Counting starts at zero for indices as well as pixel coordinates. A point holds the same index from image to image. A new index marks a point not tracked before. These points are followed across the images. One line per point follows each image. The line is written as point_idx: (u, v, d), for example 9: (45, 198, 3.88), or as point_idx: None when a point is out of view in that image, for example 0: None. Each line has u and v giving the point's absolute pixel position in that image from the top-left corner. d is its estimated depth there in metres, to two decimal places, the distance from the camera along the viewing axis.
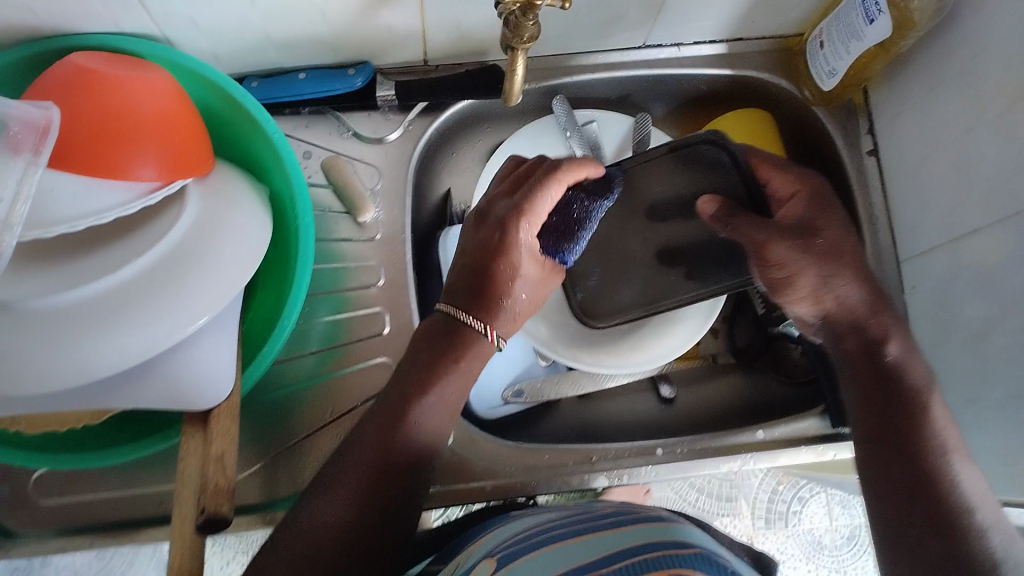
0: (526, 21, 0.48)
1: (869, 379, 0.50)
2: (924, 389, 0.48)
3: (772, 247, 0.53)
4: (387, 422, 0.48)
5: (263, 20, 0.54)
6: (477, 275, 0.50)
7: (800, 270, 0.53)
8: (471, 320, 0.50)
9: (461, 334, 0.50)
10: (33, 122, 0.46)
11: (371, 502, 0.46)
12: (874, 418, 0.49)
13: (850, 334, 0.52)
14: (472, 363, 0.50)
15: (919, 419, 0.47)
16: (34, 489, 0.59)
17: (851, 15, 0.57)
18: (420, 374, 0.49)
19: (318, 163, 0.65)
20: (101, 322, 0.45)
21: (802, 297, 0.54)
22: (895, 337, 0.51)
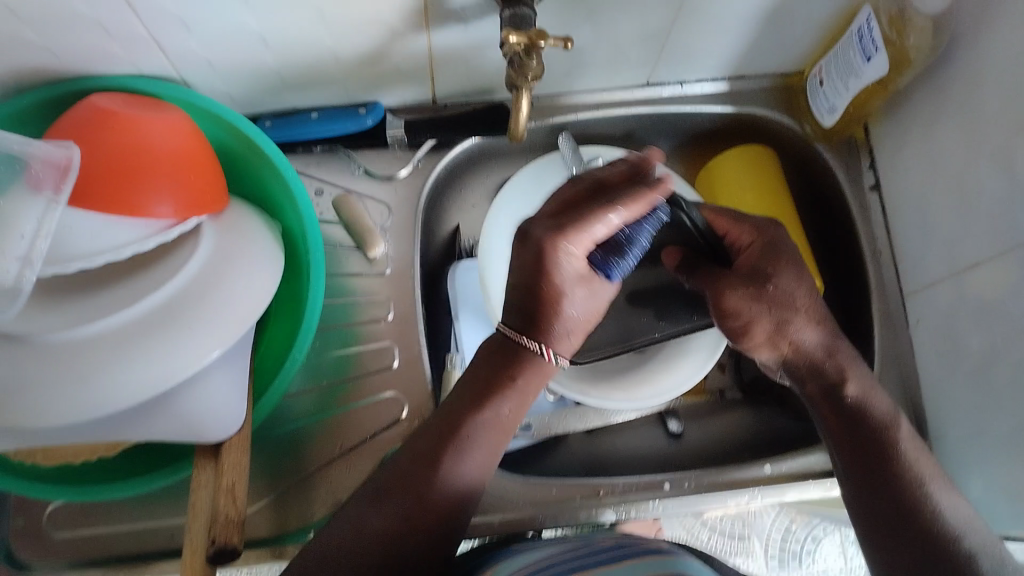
0: (530, 60, 0.50)
1: (838, 420, 0.52)
2: (890, 423, 0.51)
3: (726, 296, 0.53)
4: (434, 448, 0.48)
5: (276, 62, 0.55)
6: (527, 296, 0.47)
7: (757, 318, 0.52)
8: (528, 341, 0.48)
9: (517, 355, 0.49)
10: (53, 161, 0.47)
11: (415, 526, 0.46)
12: (854, 451, 0.51)
13: (808, 378, 0.53)
14: (528, 385, 0.50)
15: (897, 452, 0.50)
16: (49, 523, 0.60)
17: (849, 53, 0.59)
18: (472, 395, 0.49)
19: (330, 200, 0.66)
20: (117, 356, 0.46)
21: (759, 344, 0.54)
22: (852, 376, 0.52)
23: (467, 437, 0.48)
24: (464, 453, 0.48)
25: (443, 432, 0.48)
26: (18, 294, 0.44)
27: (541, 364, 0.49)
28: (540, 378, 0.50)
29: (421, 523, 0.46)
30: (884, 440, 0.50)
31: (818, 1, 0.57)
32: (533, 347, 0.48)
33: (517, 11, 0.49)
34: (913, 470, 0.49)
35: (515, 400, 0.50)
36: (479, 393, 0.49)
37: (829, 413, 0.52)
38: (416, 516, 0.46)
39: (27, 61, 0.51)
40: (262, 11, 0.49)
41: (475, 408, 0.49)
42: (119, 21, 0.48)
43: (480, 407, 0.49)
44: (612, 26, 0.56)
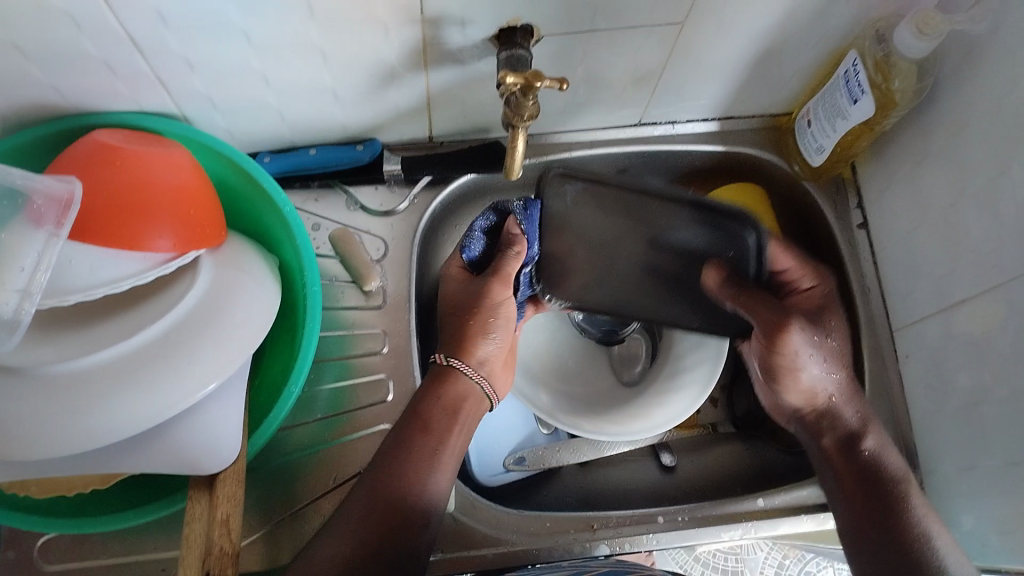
0: (526, 101, 0.51)
1: (849, 472, 0.56)
2: (903, 477, 0.54)
3: (792, 333, 0.55)
4: (382, 469, 0.52)
5: (277, 101, 0.56)
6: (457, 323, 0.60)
7: (809, 365, 0.57)
8: (455, 361, 0.58)
9: (453, 377, 0.58)
10: (56, 196, 0.48)
11: (371, 528, 0.50)
12: (863, 499, 0.54)
13: (827, 431, 0.58)
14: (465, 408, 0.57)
15: (904, 497, 0.53)
16: (39, 556, 0.59)
17: (836, 96, 0.60)
18: (409, 424, 0.55)
19: (326, 235, 0.67)
20: (114, 389, 0.47)
21: (800, 390, 0.58)
22: (872, 431, 0.57)
23: (440, 455, 0.54)
24: (416, 471, 0.53)
25: (387, 455, 0.53)
26: (18, 325, 0.45)
27: (464, 380, 0.58)
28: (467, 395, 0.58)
29: (383, 531, 0.50)
30: (892, 490, 0.54)
31: (807, 45, 0.59)
32: (449, 362, 0.58)
33: (513, 52, 0.51)
34: (919, 519, 0.52)
35: (443, 420, 0.55)
36: (422, 421, 0.55)
37: (844, 467, 0.56)
38: (371, 520, 0.50)
39: (30, 97, 0.52)
40: (265, 51, 0.50)
41: (412, 432, 0.54)
42: (124, 60, 0.49)
43: (421, 431, 0.54)
44: (605, 68, 0.58)
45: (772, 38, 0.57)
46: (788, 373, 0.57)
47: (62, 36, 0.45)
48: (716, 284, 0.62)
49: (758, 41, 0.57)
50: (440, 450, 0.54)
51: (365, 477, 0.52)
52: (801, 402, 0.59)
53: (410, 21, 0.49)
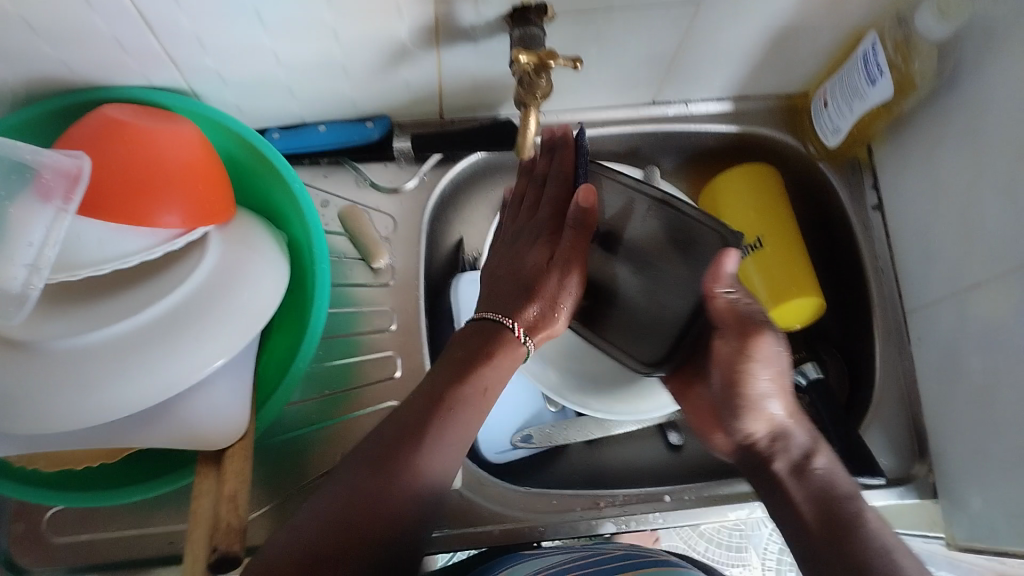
0: (539, 80, 0.50)
1: (803, 492, 0.51)
2: (856, 494, 0.50)
3: (761, 338, 0.51)
4: (404, 442, 0.46)
5: (288, 76, 0.56)
6: (505, 279, 0.54)
7: (774, 382, 0.53)
8: (506, 320, 0.52)
9: (498, 333, 0.51)
10: (65, 170, 0.48)
11: (382, 514, 0.43)
12: (815, 520, 0.49)
13: (780, 455, 0.54)
14: (503, 362, 0.51)
15: (863, 515, 0.48)
16: (49, 527, 0.60)
17: (854, 77, 0.59)
18: (449, 373, 0.50)
19: (335, 211, 0.67)
20: (122, 366, 0.47)
21: (758, 416, 0.54)
22: (823, 452, 0.53)
23: (448, 406, 0.48)
24: (433, 450, 0.47)
25: (414, 427, 0.47)
26: (27, 300, 0.45)
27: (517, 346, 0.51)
28: (511, 361, 0.51)
29: (404, 515, 0.44)
30: (847, 509, 0.49)
31: (826, 25, 0.58)
32: (510, 324, 0.51)
33: (526, 30, 0.50)
34: (876, 534, 0.47)
35: (496, 375, 0.50)
36: (462, 366, 0.50)
37: (798, 490, 0.51)
38: (355, 505, 0.43)
39: (40, 71, 0.51)
40: (274, 28, 0.49)
41: (457, 384, 0.49)
42: (134, 36, 0.48)
43: (466, 383, 0.49)
44: (619, 47, 0.57)
45: (790, 18, 0.56)
46: (746, 392, 0.53)
47: (70, 11, 0.45)
48: (723, 275, 0.50)
49: (775, 21, 0.56)
50: (467, 394, 0.49)
51: (379, 437, 0.47)
52: (763, 429, 0.54)
53: None
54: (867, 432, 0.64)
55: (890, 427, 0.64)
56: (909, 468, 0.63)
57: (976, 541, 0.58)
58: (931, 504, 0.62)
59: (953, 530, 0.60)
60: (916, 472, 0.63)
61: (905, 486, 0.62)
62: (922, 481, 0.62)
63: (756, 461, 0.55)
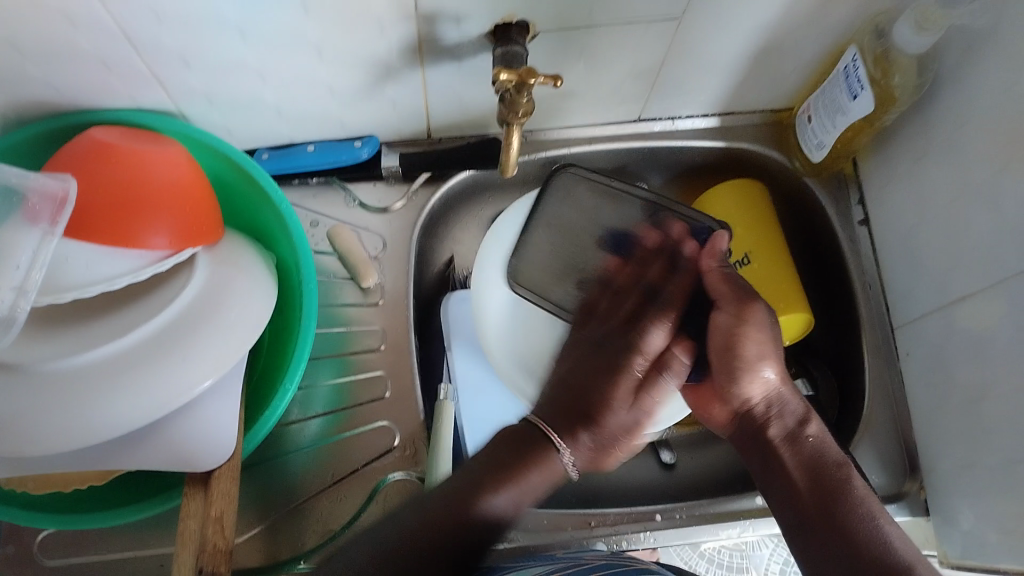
0: (521, 98, 0.50)
1: (795, 460, 0.51)
2: (846, 463, 0.50)
3: (755, 305, 0.53)
4: (468, 488, 0.46)
5: (275, 97, 0.56)
6: (564, 392, 0.53)
7: (768, 345, 0.53)
8: (556, 439, 0.50)
9: (539, 449, 0.49)
10: (51, 193, 0.48)
11: (445, 537, 0.44)
12: (809, 490, 0.49)
13: (773, 421, 0.53)
14: (537, 482, 0.48)
15: (852, 485, 0.49)
16: (39, 550, 0.59)
17: (836, 92, 0.60)
18: (486, 471, 0.48)
19: (324, 231, 0.67)
20: (108, 387, 0.47)
21: (755, 380, 0.52)
22: (814, 419, 0.53)
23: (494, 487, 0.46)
24: (501, 489, 0.47)
25: (470, 483, 0.47)
26: (14, 322, 0.45)
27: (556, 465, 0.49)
28: (545, 479, 0.49)
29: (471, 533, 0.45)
30: (839, 477, 0.49)
31: (808, 40, 0.58)
32: (556, 447, 0.49)
33: (508, 50, 0.50)
34: (865, 503, 0.48)
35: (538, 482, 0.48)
36: (499, 465, 0.48)
37: (791, 457, 0.51)
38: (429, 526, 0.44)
39: (29, 94, 0.52)
40: (260, 48, 0.50)
41: (491, 491, 0.46)
42: (120, 58, 0.48)
43: (512, 483, 0.47)
44: (603, 64, 0.58)
45: (771, 33, 0.57)
46: (740, 355, 0.52)
47: (56, 33, 0.45)
48: (717, 250, 0.57)
49: (757, 37, 0.57)
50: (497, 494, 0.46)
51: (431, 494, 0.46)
52: (759, 394, 0.53)
53: (405, 17, 0.48)
54: (857, 447, 0.64)
55: (881, 445, 0.64)
56: (901, 484, 0.63)
57: (970, 559, 0.58)
58: (923, 521, 0.62)
59: (946, 547, 0.60)
60: (907, 489, 0.63)
61: (897, 503, 0.62)
62: (913, 499, 0.62)
63: (749, 430, 0.54)
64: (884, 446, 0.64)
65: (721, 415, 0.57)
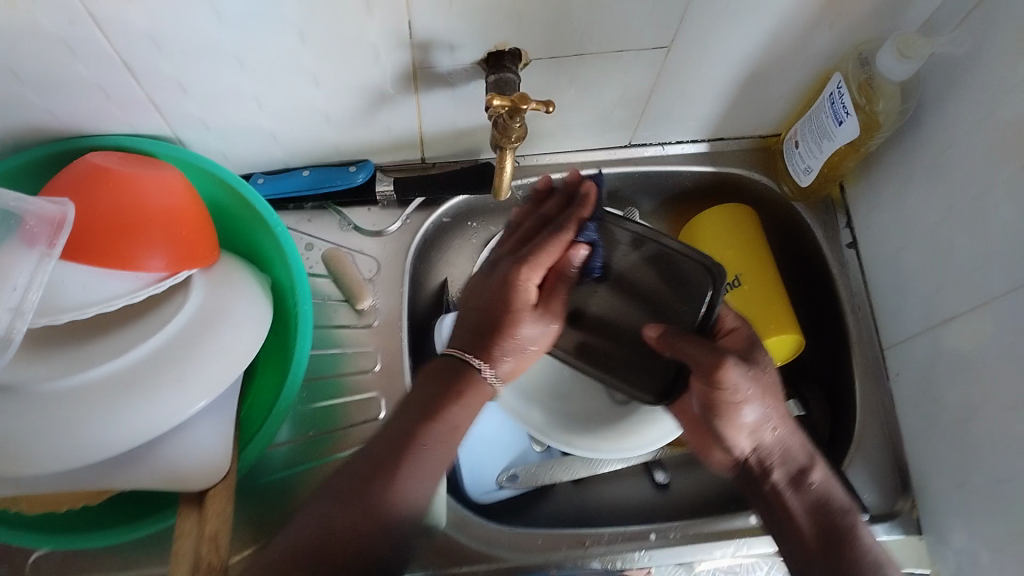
0: (513, 123, 0.51)
1: (802, 505, 0.52)
2: (852, 510, 0.52)
3: (725, 371, 0.50)
4: (390, 460, 0.48)
5: (271, 123, 0.57)
6: (484, 319, 0.53)
7: (750, 398, 0.52)
8: (474, 360, 0.52)
9: (463, 373, 0.52)
10: (49, 216, 0.49)
11: (362, 530, 0.46)
12: (817, 539, 0.50)
13: (776, 468, 0.54)
14: (471, 403, 0.52)
15: (858, 533, 0.50)
16: (31, 573, 0.60)
17: (822, 118, 0.61)
18: (416, 416, 0.51)
19: (319, 254, 0.68)
20: (104, 409, 0.47)
21: (744, 429, 0.53)
22: (818, 465, 0.54)
23: (421, 446, 0.49)
24: (411, 476, 0.49)
25: (395, 448, 0.49)
26: (9, 344, 0.45)
27: (482, 385, 0.53)
28: (478, 397, 0.53)
29: (376, 531, 0.46)
30: (845, 525, 0.51)
31: (794, 68, 0.60)
32: (475, 363, 0.52)
33: (501, 76, 0.51)
34: (872, 549, 0.50)
35: (460, 415, 0.52)
36: (430, 403, 0.51)
37: (797, 504, 0.52)
38: (351, 515, 0.46)
39: (29, 120, 0.52)
40: (258, 75, 0.50)
41: (427, 421, 0.50)
42: (120, 84, 0.49)
43: (434, 418, 0.50)
44: (594, 91, 0.59)
45: (758, 61, 0.58)
46: (725, 401, 0.51)
47: (58, 62, 0.46)
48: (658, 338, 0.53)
49: (744, 64, 0.58)
50: (428, 440, 0.50)
51: (354, 461, 0.49)
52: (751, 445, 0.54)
53: (399, 45, 0.49)
54: (850, 466, 0.64)
55: (872, 462, 0.65)
56: (894, 503, 0.63)
57: None
58: (916, 539, 0.62)
59: (939, 566, 0.60)
60: (900, 507, 0.63)
61: (890, 521, 0.62)
62: (906, 517, 0.63)
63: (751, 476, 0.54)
64: (875, 465, 0.64)
65: (721, 459, 0.57)
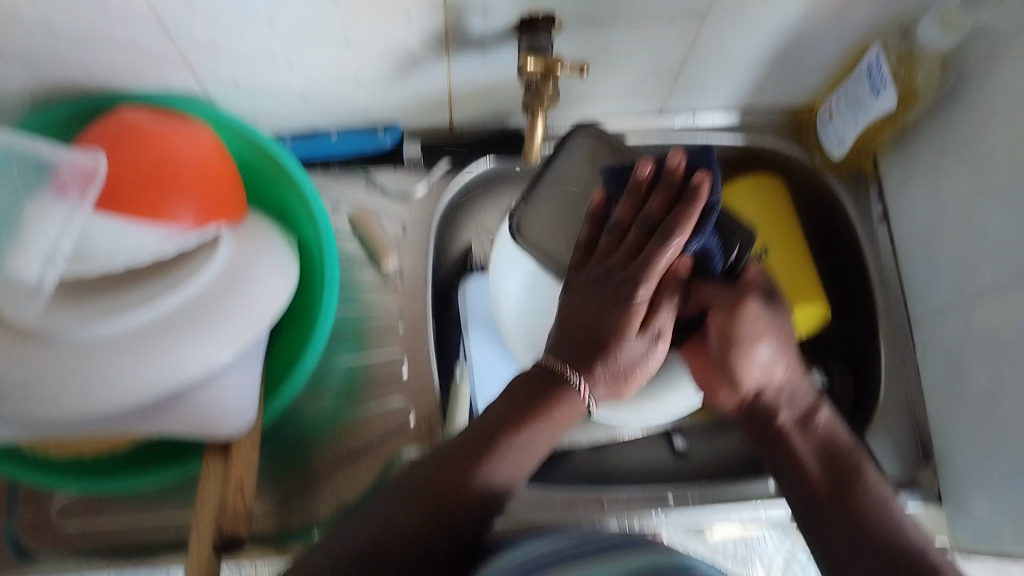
0: (547, 86, 0.52)
1: (808, 446, 0.53)
2: (857, 451, 0.52)
3: (748, 306, 0.52)
4: (475, 452, 0.46)
5: (302, 85, 0.57)
6: (581, 336, 0.49)
7: (764, 336, 0.52)
8: (574, 377, 0.48)
9: (558, 390, 0.48)
10: (80, 167, 0.50)
11: (440, 520, 0.44)
12: (822, 478, 0.51)
13: (782, 407, 0.54)
14: (558, 422, 0.48)
15: (864, 471, 0.51)
16: (57, 515, 0.61)
17: (859, 89, 0.60)
18: (502, 422, 0.47)
19: (347, 216, 0.68)
20: (127, 358, 0.47)
21: (755, 373, 0.53)
22: (824, 405, 0.55)
23: (501, 448, 0.46)
24: (500, 460, 0.46)
25: (483, 441, 0.46)
26: (42, 291, 0.47)
27: (574, 400, 0.48)
28: (569, 418, 0.48)
29: (459, 511, 0.44)
30: (850, 465, 0.51)
31: (831, 38, 0.58)
32: (571, 379, 0.48)
33: (535, 41, 0.51)
34: (877, 489, 0.50)
35: (547, 433, 0.48)
36: (518, 414, 0.48)
37: (803, 444, 0.53)
38: (434, 493, 0.44)
39: (62, 76, 0.53)
40: (290, 37, 0.50)
41: (514, 429, 0.47)
42: (152, 43, 0.49)
43: (520, 427, 0.47)
44: (625, 60, 0.58)
45: (794, 32, 0.57)
46: (739, 335, 0.52)
47: (92, 19, 0.46)
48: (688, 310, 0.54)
49: (782, 32, 0.57)
50: (513, 442, 0.47)
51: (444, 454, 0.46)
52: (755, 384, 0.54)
53: (432, 9, 0.49)
54: (873, 436, 0.64)
55: (897, 433, 0.65)
56: (915, 472, 0.63)
57: (982, 545, 0.58)
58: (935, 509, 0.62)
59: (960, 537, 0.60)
60: (922, 477, 0.63)
61: (912, 492, 0.62)
62: (928, 487, 0.63)
63: (758, 416, 0.55)
64: (899, 437, 0.64)
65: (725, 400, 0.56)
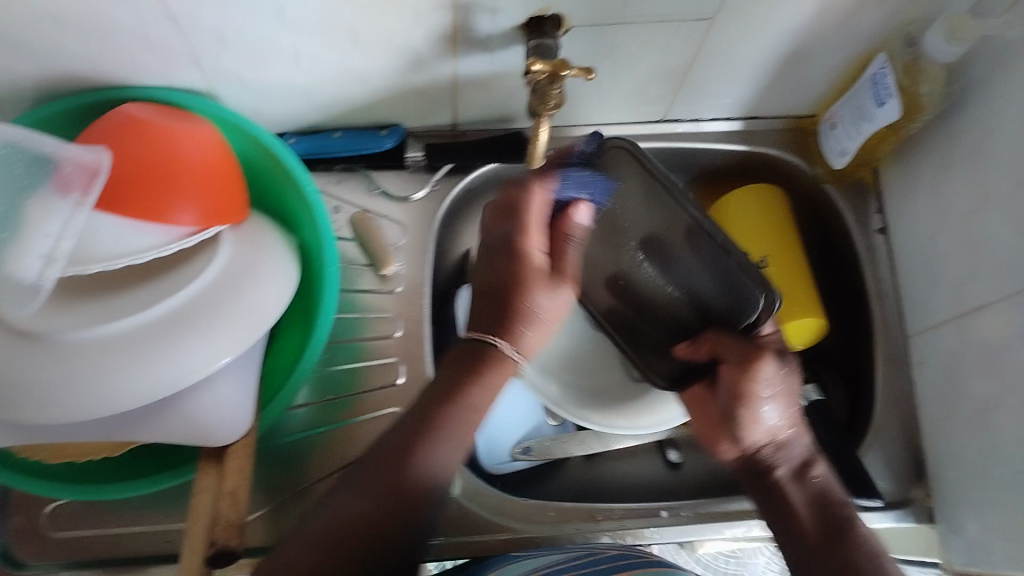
0: (553, 90, 0.51)
1: (802, 495, 0.52)
2: (853, 505, 0.52)
3: (762, 359, 0.54)
4: (418, 436, 0.48)
5: (306, 81, 0.57)
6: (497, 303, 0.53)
7: (773, 395, 0.54)
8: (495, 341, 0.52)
9: (486, 354, 0.52)
10: (85, 164, 0.49)
11: (385, 510, 0.45)
12: (814, 525, 0.50)
13: (779, 463, 0.54)
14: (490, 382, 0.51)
15: (857, 522, 0.50)
16: (47, 522, 0.60)
17: (862, 99, 0.60)
18: (443, 404, 0.49)
19: (346, 217, 0.68)
20: (122, 359, 0.47)
21: (760, 427, 0.54)
22: (820, 464, 0.55)
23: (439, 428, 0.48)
24: (440, 448, 0.48)
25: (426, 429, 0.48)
26: (40, 290, 0.46)
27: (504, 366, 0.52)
28: (498, 378, 0.52)
29: (400, 507, 0.45)
30: (845, 517, 0.51)
31: (837, 46, 0.59)
32: (492, 341, 0.52)
33: (541, 42, 0.51)
34: (870, 538, 0.49)
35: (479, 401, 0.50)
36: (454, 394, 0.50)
37: (796, 492, 0.53)
38: (386, 481, 0.46)
39: (66, 67, 0.52)
40: (299, 31, 0.50)
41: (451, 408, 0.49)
42: (159, 34, 0.49)
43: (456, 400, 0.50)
44: (632, 62, 0.58)
45: (801, 37, 0.57)
46: (750, 385, 0.54)
47: (99, 8, 0.46)
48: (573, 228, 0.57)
49: (788, 38, 0.57)
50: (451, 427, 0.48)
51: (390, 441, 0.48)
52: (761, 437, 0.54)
53: (442, 7, 0.49)
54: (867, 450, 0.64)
55: (890, 449, 0.64)
56: (908, 491, 0.63)
57: (973, 566, 0.58)
58: (928, 527, 0.62)
59: (951, 556, 0.60)
60: (914, 496, 0.63)
61: (903, 509, 0.62)
62: (919, 506, 0.62)
63: (755, 470, 0.55)
64: (892, 453, 0.64)
65: (728, 452, 0.57)
